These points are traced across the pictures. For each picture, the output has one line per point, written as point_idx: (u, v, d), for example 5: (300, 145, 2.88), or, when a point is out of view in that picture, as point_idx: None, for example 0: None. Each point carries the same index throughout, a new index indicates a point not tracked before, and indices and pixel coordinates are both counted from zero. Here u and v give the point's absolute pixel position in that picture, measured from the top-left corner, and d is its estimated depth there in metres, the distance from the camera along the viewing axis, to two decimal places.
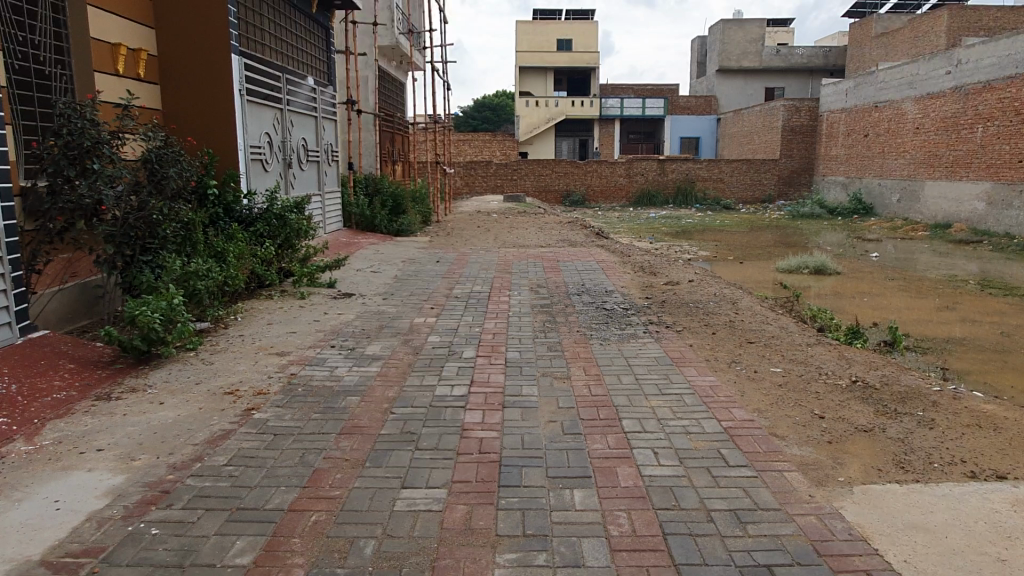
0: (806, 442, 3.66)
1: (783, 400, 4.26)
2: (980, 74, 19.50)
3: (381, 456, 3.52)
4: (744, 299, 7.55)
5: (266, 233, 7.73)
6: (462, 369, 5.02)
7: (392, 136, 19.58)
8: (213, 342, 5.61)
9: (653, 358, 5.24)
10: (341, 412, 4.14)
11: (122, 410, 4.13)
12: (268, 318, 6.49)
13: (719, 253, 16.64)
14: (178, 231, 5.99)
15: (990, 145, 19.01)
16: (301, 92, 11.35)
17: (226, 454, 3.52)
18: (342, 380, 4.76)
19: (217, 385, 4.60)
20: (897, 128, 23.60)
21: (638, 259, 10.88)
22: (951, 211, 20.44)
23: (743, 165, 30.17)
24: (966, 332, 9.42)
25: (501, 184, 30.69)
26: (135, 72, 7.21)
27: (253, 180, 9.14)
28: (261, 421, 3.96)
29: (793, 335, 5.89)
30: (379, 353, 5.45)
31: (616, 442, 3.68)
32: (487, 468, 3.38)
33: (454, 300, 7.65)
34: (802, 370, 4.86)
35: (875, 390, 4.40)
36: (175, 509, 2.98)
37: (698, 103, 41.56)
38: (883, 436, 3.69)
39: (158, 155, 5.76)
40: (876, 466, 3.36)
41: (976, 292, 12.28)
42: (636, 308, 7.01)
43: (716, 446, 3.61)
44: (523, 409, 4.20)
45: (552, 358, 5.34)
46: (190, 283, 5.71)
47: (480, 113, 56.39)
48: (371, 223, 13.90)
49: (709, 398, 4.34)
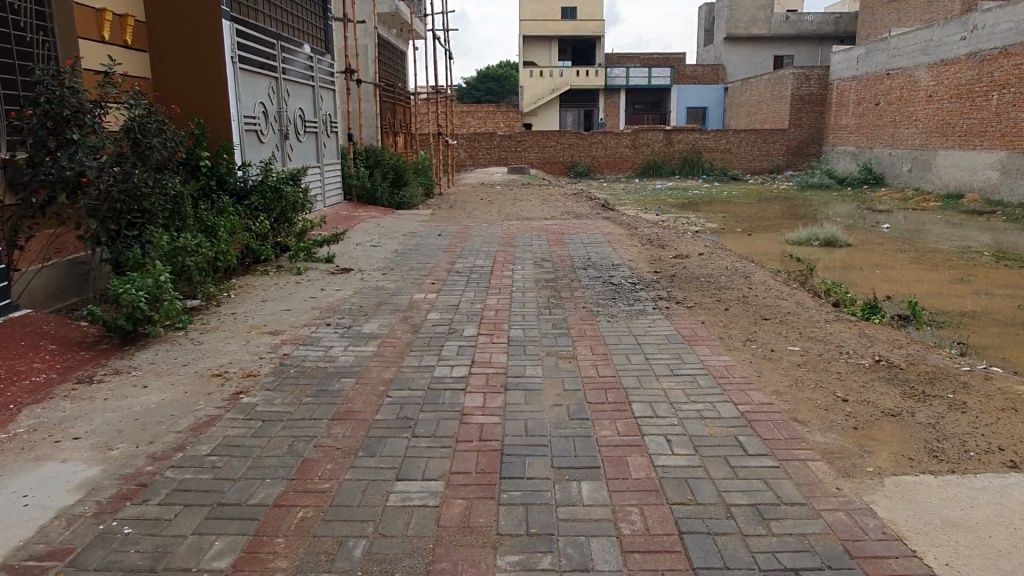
0: (830, 428, 3.41)
1: (802, 382, 4.01)
2: (996, 39, 18.96)
3: (375, 445, 3.29)
4: (756, 273, 7.27)
5: (260, 207, 7.43)
6: (462, 349, 4.78)
7: (394, 107, 19.19)
8: (203, 321, 5.39)
9: (663, 336, 4.99)
10: (333, 396, 3.91)
11: (103, 394, 3.91)
12: (262, 295, 6.26)
13: (726, 224, 16.32)
14: (166, 203, 5.69)
15: (1005, 113, 18.56)
16: (298, 61, 10.97)
17: (209, 442, 3.28)
18: (336, 361, 4.52)
19: (204, 366, 4.37)
20: (909, 95, 23.07)
21: (646, 232, 10.61)
22: (963, 180, 20.02)
23: (752, 135, 29.65)
24: (981, 305, 9.14)
25: (504, 156, 30.32)
26: (122, 39, 6.91)
27: (248, 152, 8.84)
28: (249, 406, 3.73)
29: (811, 311, 5.61)
30: (375, 331, 5.21)
31: (626, 428, 3.45)
32: (488, 458, 3.15)
33: (456, 275, 7.41)
34: (820, 349, 4.59)
35: (901, 370, 4.15)
36: (151, 506, 2.75)
37: (705, 71, 40.33)
38: (913, 422, 3.44)
39: (141, 124, 5.38)
40: (906, 455, 3.11)
41: (990, 264, 11.96)
42: (644, 283, 6.74)
43: (733, 433, 3.37)
44: (526, 392, 3.96)
45: (556, 336, 5.08)
46: (179, 258, 5.45)
47: (484, 83, 55.95)
48: (372, 196, 13.69)
49: (725, 380, 4.09)
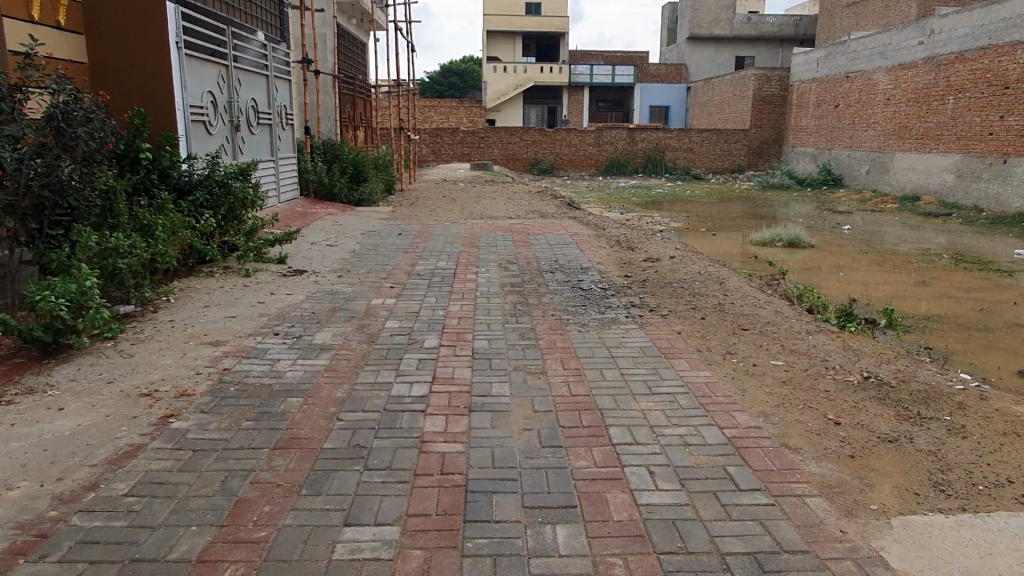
0: (824, 456, 3.13)
1: (790, 403, 3.72)
2: (952, 44, 19.19)
3: (321, 481, 2.88)
4: (730, 278, 6.99)
5: (206, 203, 6.91)
6: (422, 363, 4.39)
7: (354, 100, 18.61)
8: (136, 329, 4.89)
9: (638, 348, 4.67)
10: (276, 420, 3.49)
11: (9, 419, 3.41)
12: (205, 300, 5.77)
13: (691, 224, 16.15)
14: (95, 200, 5.13)
15: (961, 117, 18.78)
16: (250, 49, 10.41)
17: (127, 480, 2.84)
18: (282, 377, 4.09)
19: (131, 385, 3.89)
20: (867, 98, 23.28)
21: (613, 232, 10.30)
22: (920, 183, 20.22)
23: (713, 135, 29.67)
24: (946, 309, 9.04)
25: (467, 152, 29.85)
26: (55, 19, 6.46)
27: (194, 144, 8.29)
28: (179, 434, 3.29)
29: (790, 321, 5.35)
30: (327, 342, 4.79)
31: (603, 458, 3.11)
32: (450, 496, 2.78)
33: (417, 278, 7.01)
34: (806, 363, 4.33)
35: (892, 389, 3.90)
36: (49, 564, 2.31)
37: (669, 71, 40.51)
38: (912, 449, 3.20)
39: (64, 110, 4.78)
40: (910, 489, 2.86)
41: (950, 266, 11.94)
42: (615, 288, 6.44)
43: (721, 464, 3.05)
44: (492, 414, 3.60)
45: (523, 348, 4.73)
46: (109, 260, 4.91)
47: (446, 78, 55.34)
48: (330, 191, 13.18)
49: (706, 399, 3.78)
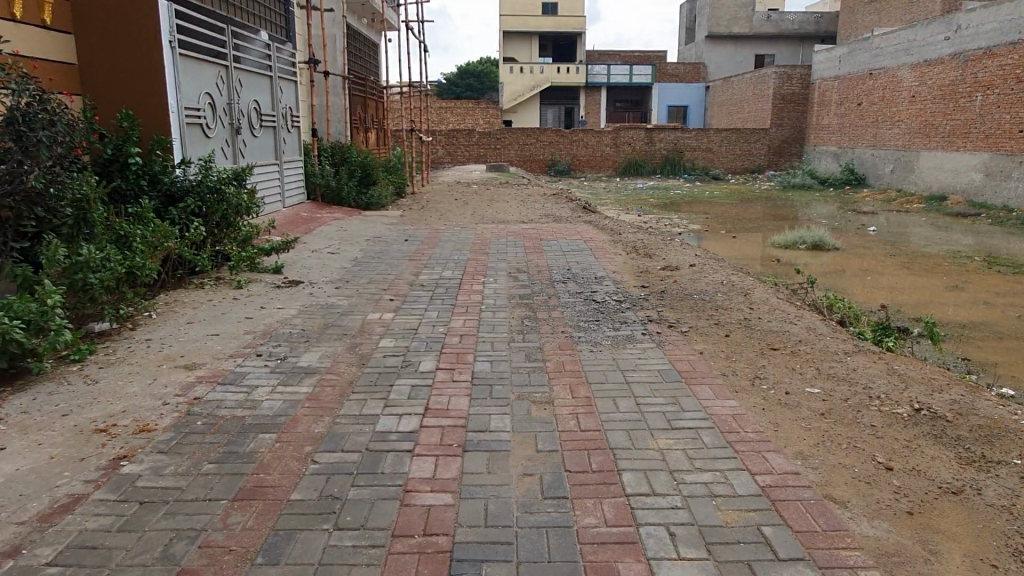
0: (877, 514, 2.65)
1: (832, 442, 3.23)
2: (981, 40, 18.45)
3: (281, 546, 2.44)
4: (756, 288, 6.50)
5: (199, 210, 6.52)
6: (415, 390, 3.95)
7: (365, 102, 18.23)
8: (108, 350, 4.50)
9: (656, 372, 4.21)
10: (242, 462, 3.06)
11: None
12: (189, 315, 5.37)
13: (710, 226, 15.63)
14: (68, 209, 4.73)
15: (990, 114, 18.05)
16: (252, 50, 10.04)
17: (54, 544, 2.43)
18: (257, 409, 3.66)
19: (87, 419, 3.47)
20: (891, 95, 22.56)
21: (629, 237, 9.82)
22: (947, 182, 19.48)
23: (733, 134, 29.02)
24: (985, 316, 8.44)
25: (483, 153, 29.39)
26: (40, 17, 6.13)
27: (189, 147, 7.92)
28: (128, 480, 2.87)
29: (824, 338, 4.85)
30: (313, 365, 4.36)
31: (615, 515, 2.64)
32: (431, 566, 2.34)
33: (419, 289, 6.58)
34: (846, 391, 3.83)
35: (949, 424, 3.40)
36: None
37: (687, 69, 39.91)
38: (982, 503, 2.71)
39: (24, 112, 4.42)
40: (985, 559, 2.38)
41: (985, 270, 11.29)
42: (630, 301, 5.96)
43: (754, 522, 2.58)
44: (488, 456, 3.15)
45: (528, 372, 4.27)
46: (79, 276, 4.50)
47: (463, 80, 55.04)
48: (337, 195, 12.78)
49: (735, 437, 3.29)
